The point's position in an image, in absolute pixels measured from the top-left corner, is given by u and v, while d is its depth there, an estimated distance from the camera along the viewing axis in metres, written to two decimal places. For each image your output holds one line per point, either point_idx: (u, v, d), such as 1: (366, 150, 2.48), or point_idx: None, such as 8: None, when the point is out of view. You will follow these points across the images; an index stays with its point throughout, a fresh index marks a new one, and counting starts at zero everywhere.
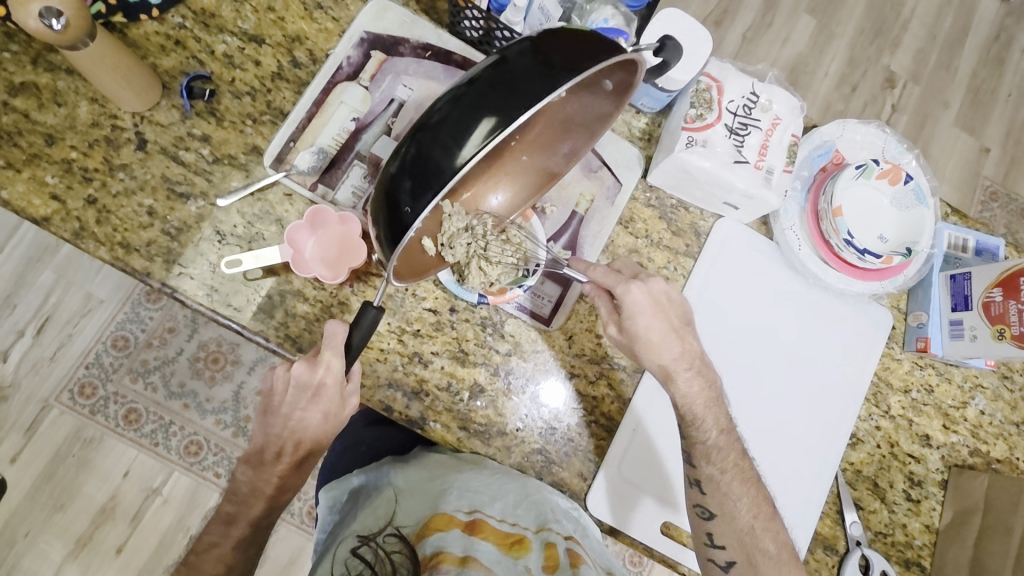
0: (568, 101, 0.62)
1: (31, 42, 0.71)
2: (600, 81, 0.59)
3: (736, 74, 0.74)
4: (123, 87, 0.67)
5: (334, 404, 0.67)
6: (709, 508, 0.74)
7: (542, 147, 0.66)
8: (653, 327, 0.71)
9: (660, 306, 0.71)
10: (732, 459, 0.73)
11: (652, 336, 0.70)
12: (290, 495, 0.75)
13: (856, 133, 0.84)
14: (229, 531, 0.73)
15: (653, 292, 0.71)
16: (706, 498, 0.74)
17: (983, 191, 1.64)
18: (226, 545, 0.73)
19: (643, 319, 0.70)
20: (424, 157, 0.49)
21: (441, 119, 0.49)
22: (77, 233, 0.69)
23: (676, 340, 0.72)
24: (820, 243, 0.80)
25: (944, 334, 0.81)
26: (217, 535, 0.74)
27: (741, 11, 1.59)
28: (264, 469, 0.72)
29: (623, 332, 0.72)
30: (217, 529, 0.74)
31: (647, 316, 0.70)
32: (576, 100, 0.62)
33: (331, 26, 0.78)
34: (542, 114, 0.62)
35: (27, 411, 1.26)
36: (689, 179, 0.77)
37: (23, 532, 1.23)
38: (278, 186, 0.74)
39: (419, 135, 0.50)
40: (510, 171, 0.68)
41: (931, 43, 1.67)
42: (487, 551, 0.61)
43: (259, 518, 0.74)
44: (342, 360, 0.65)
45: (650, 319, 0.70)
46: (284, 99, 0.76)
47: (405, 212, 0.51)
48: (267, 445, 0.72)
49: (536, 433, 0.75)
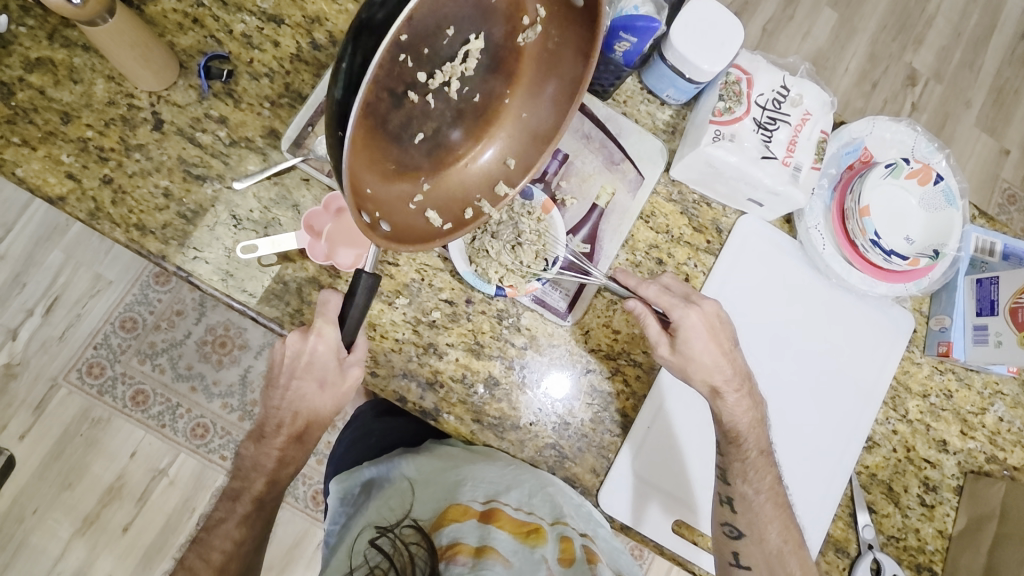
0: (548, 32, 0.62)
1: (48, 17, 0.70)
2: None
3: (767, 67, 0.73)
4: (141, 66, 0.66)
5: (330, 374, 0.67)
6: (738, 527, 0.74)
7: (536, 97, 0.64)
8: (710, 356, 0.71)
9: (715, 330, 0.72)
10: (769, 482, 0.74)
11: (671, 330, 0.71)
12: (291, 468, 0.74)
13: (885, 131, 0.82)
14: (234, 506, 0.72)
15: (707, 313, 0.72)
16: (736, 516, 0.74)
17: (1001, 193, 1.61)
18: (232, 521, 0.72)
19: (706, 354, 0.71)
20: (357, 67, 0.48)
21: (385, 17, 0.48)
22: (92, 214, 0.68)
23: (728, 363, 0.72)
24: (845, 242, 0.79)
25: (967, 339, 0.80)
26: (223, 511, 0.73)
27: (762, 3, 1.56)
28: (264, 442, 0.71)
29: (676, 353, 0.72)
30: (224, 505, 0.73)
31: (701, 340, 0.71)
32: (557, 28, 0.61)
33: (352, 8, 0.76)
34: (525, 56, 0.63)
35: (36, 389, 1.27)
36: (715, 173, 0.75)
37: (31, 509, 1.24)
38: (295, 170, 0.72)
39: (361, 37, 0.49)
40: (511, 129, 0.65)
41: (956, 40, 1.63)
42: (505, 539, 0.60)
43: (262, 494, 0.72)
44: (336, 329, 0.65)
45: (701, 342, 0.70)
46: (303, 82, 0.75)
47: (339, 133, 0.50)
48: (265, 418, 0.71)
49: (549, 428, 0.74)
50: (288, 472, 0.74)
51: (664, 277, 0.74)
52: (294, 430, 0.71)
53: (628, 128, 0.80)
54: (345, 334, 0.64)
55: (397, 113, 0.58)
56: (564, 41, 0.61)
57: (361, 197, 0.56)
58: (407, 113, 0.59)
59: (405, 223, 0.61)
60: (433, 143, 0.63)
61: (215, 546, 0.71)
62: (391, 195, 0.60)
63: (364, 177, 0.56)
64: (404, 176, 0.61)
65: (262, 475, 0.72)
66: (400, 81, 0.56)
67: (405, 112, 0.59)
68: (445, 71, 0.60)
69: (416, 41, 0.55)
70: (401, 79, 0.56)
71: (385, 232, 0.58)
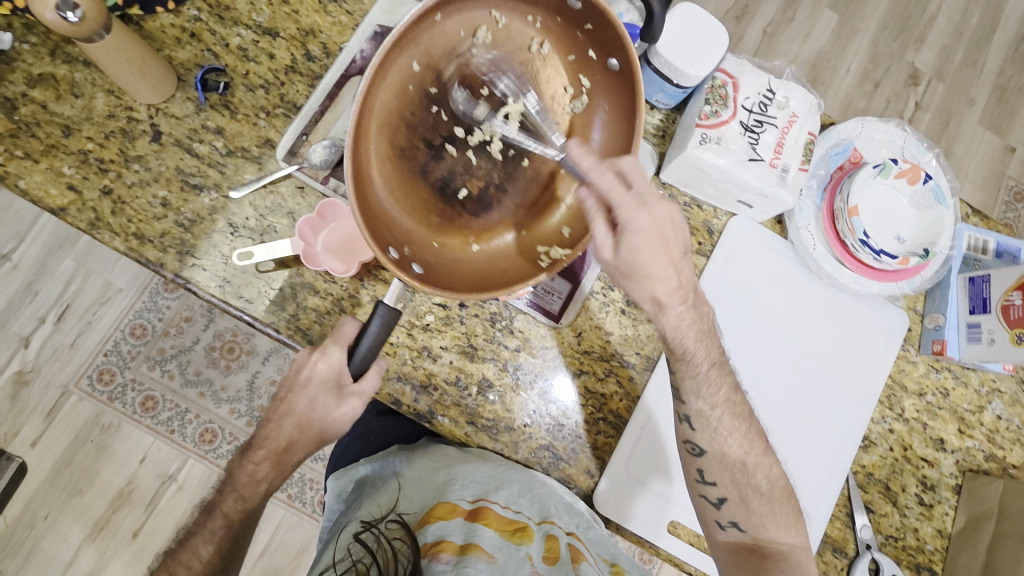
0: (598, 99, 0.64)
1: (50, 34, 0.72)
2: (605, 59, 0.62)
3: (752, 71, 0.74)
4: (138, 79, 0.68)
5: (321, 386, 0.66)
6: (698, 445, 0.71)
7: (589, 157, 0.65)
8: (658, 270, 0.60)
9: (665, 239, 0.59)
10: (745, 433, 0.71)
11: (647, 274, 0.60)
12: (264, 490, 0.70)
13: (874, 131, 0.83)
14: (206, 521, 0.69)
15: (660, 218, 0.59)
16: (696, 434, 0.70)
17: (1007, 191, 1.60)
18: (202, 535, 0.69)
19: (654, 265, 0.59)
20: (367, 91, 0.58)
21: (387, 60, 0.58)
22: (93, 224, 0.70)
23: (675, 275, 0.61)
24: (835, 242, 0.79)
25: (961, 337, 0.80)
26: (197, 524, 0.70)
27: (760, 7, 1.58)
28: (246, 455, 0.70)
29: (618, 258, 0.60)
30: (200, 517, 0.71)
31: (649, 248, 0.59)
32: (603, 93, 0.64)
33: (345, 20, 0.78)
34: (577, 126, 0.66)
35: (47, 396, 1.29)
36: (702, 176, 0.76)
37: (42, 515, 1.26)
38: (290, 178, 0.74)
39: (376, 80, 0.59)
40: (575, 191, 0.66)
41: (957, 40, 1.63)
42: (490, 536, 0.60)
43: (232, 511, 0.69)
44: (342, 354, 0.65)
45: (650, 249, 0.59)
46: (297, 92, 0.76)
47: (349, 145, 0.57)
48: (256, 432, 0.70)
49: (544, 430, 0.75)
50: (262, 492, 0.70)
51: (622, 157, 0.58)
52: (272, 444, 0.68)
53: None
54: (352, 364, 0.64)
55: (436, 164, 0.64)
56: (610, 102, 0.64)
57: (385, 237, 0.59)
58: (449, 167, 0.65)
59: (444, 274, 0.63)
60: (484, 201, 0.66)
61: (182, 563, 0.67)
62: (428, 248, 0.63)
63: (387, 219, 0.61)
64: (451, 233, 0.65)
65: (234, 490, 0.69)
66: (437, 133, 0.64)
67: (446, 164, 0.65)
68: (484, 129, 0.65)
69: (448, 96, 0.64)
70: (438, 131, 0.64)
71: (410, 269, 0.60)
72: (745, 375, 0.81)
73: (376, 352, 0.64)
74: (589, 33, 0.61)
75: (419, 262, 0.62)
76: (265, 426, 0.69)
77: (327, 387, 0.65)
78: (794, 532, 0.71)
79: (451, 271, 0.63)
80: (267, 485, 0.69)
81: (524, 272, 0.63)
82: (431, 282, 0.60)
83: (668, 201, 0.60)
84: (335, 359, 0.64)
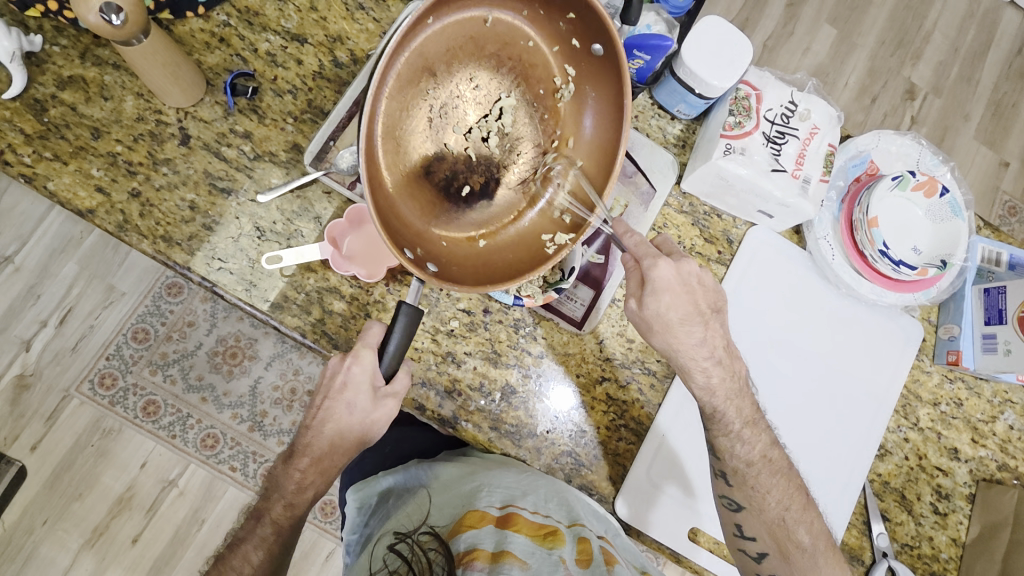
0: (583, 88, 0.65)
1: (80, 37, 0.72)
2: (590, 47, 0.62)
3: (775, 83, 0.75)
4: (170, 83, 0.68)
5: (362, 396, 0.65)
6: (735, 501, 0.74)
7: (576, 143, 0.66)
8: (678, 314, 0.68)
9: (690, 288, 0.68)
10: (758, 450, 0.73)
11: (669, 321, 0.68)
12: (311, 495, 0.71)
13: (891, 144, 0.84)
14: (255, 528, 0.71)
15: (684, 271, 0.68)
16: (731, 489, 0.74)
17: (1002, 205, 1.63)
18: (252, 542, 0.70)
19: (676, 310, 0.67)
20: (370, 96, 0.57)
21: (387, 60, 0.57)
22: (121, 226, 0.70)
23: (699, 326, 0.69)
24: (854, 253, 0.80)
25: (976, 347, 0.81)
26: (245, 531, 0.72)
27: (762, 20, 1.60)
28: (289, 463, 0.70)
29: (643, 308, 0.68)
30: (247, 524, 0.72)
31: (674, 295, 0.67)
32: (588, 82, 0.64)
33: (372, 28, 0.79)
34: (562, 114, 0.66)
35: (47, 400, 1.28)
36: (725, 185, 0.77)
37: (41, 520, 1.24)
38: (317, 183, 0.74)
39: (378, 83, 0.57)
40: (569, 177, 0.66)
41: (953, 55, 1.66)
42: (522, 542, 0.60)
43: (281, 517, 0.70)
44: (373, 358, 0.64)
45: (676, 297, 0.67)
46: (324, 98, 0.77)
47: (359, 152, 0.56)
48: (297, 438, 0.70)
49: (566, 436, 0.75)
50: (308, 497, 0.71)
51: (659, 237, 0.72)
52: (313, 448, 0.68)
53: (640, 142, 0.82)
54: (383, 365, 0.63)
55: (439, 163, 0.64)
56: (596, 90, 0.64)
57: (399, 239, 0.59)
58: (451, 165, 0.64)
59: (457, 274, 0.63)
60: (489, 198, 0.66)
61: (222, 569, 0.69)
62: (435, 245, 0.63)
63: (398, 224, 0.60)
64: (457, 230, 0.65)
65: (283, 497, 0.70)
66: (434, 133, 0.63)
67: (447, 164, 0.64)
68: (479, 126, 0.65)
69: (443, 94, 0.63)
70: (435, 132, 0.64)
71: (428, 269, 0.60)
72: (764, 385, 0.82)
73: (404, 353, 0.63)
74: (574, 24, 0.62)
75: (433, 262, 0.62)
76: (305, 434, 0.69)
77: (364, 395, 0.65)
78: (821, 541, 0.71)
79: (465, 268, 0.64)
80: (314, 492, 0.70)
81: (531, 264, 0.64)
82: (447, 280, 0.61)
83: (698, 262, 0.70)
84: (367, 363, 0.63)
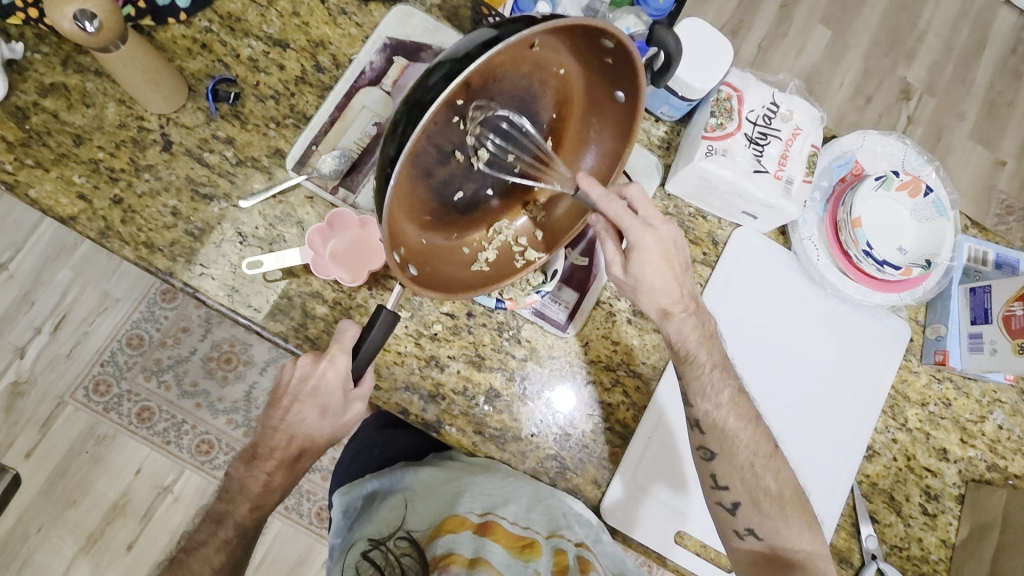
0: (588, 120, 0.65)
1: (62, 44, 0.72)
2: (612, 89, 0.61)
3: (756, 84, 0.75)
4: (151, 89, 0.68)
5: (335, 402, 0.66)
6: (727, 479, 0.74)
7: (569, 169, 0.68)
8: (663, 282, 0.69)
9: (669, 257, 0.69)
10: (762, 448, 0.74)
11: (653, 288, 0.69)
12: (277, 495, 0.72)
13: (876, 144, 0.84)
14: (217, 531, 0.71)
15: (664, 239, 0.68)
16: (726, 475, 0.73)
17: (998, 204, 1.63)
18: (212, 545, 0.71)
19: (659, 278, 0.69)
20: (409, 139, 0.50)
21: (434, 98, 0.50)
22: (103, 232, 0.70)
23: (678, 287, 0.70)
24: (839, 253, 0.80)
25: (963, 347, 0.81)
26: (204, 534, 0.71)
27: (756, 21, 1.60)
28: (255, 465, 0.70)
29: (628, 275, 0.70)
30: (207, 527, 0.72)
31: (654, 263, 0.68)
32: (598, 118, 0.65)
33: (355, 32, 0.79)
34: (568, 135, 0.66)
35: (42, 407, 1.28)
36: (708, 187, 0.77)
37: (35, 527, 1.24)
38: (299, 188, 0.74)
39: (414, 113, 0.51)
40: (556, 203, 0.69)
41: (946, 55, 1.66)
42: (499, 553, 0.61)
43: (245, 520, 0.71)
44: (348, 360, 0.64)
45: (656, 267, 0.68)
46: (307, 103, 0.77)
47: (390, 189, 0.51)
48: (260, 438, 0.70)
49: (551, 439, 0.75)
50: (274, 497, 0.72)
51: (629, 189, 0.69)
52: (288, 455, 0.69)
53: None
54: (356, 364, 0.63)
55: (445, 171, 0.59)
56: (603, 128, 0.65)
57: (392, 242, 0.57)
58: (452, 174, 0.60)
59: (430, 271, 0.62)
60: (475, 204, 0.65)
61: (194, 570, 0.69)
62: (418, 245, 0.61)
63: (393, 228, 0.57)
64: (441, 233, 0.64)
65: (248, 501, 0.71)
66: (450, 141, 0.57)
67: (450, 171, 0.60)
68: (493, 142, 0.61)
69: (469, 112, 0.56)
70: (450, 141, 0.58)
71: (408, 274, 0.59)
72: (750, 386, 0.82)
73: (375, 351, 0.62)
74: (609, 68, 0.59)
75: (411, 262, 0.60)
76: (277, 434, 0.69)
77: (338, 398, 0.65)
78: (811, 538, 0.73)
79: (437, 270, 0.63)
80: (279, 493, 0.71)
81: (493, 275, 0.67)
82: (421, 285, 0.60)
83: (671, 224, 0.70)
84: (342, 367, 0.64)
